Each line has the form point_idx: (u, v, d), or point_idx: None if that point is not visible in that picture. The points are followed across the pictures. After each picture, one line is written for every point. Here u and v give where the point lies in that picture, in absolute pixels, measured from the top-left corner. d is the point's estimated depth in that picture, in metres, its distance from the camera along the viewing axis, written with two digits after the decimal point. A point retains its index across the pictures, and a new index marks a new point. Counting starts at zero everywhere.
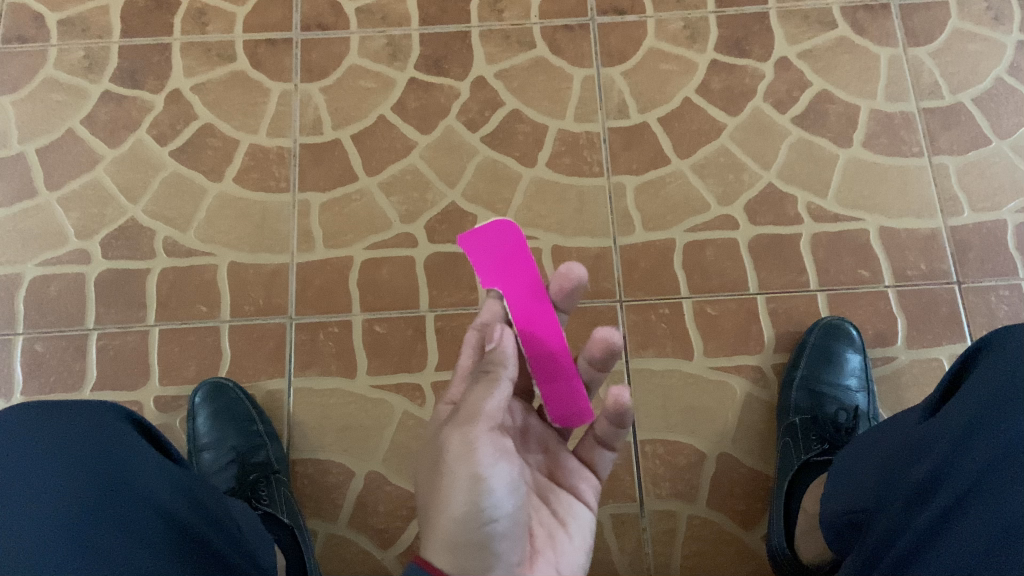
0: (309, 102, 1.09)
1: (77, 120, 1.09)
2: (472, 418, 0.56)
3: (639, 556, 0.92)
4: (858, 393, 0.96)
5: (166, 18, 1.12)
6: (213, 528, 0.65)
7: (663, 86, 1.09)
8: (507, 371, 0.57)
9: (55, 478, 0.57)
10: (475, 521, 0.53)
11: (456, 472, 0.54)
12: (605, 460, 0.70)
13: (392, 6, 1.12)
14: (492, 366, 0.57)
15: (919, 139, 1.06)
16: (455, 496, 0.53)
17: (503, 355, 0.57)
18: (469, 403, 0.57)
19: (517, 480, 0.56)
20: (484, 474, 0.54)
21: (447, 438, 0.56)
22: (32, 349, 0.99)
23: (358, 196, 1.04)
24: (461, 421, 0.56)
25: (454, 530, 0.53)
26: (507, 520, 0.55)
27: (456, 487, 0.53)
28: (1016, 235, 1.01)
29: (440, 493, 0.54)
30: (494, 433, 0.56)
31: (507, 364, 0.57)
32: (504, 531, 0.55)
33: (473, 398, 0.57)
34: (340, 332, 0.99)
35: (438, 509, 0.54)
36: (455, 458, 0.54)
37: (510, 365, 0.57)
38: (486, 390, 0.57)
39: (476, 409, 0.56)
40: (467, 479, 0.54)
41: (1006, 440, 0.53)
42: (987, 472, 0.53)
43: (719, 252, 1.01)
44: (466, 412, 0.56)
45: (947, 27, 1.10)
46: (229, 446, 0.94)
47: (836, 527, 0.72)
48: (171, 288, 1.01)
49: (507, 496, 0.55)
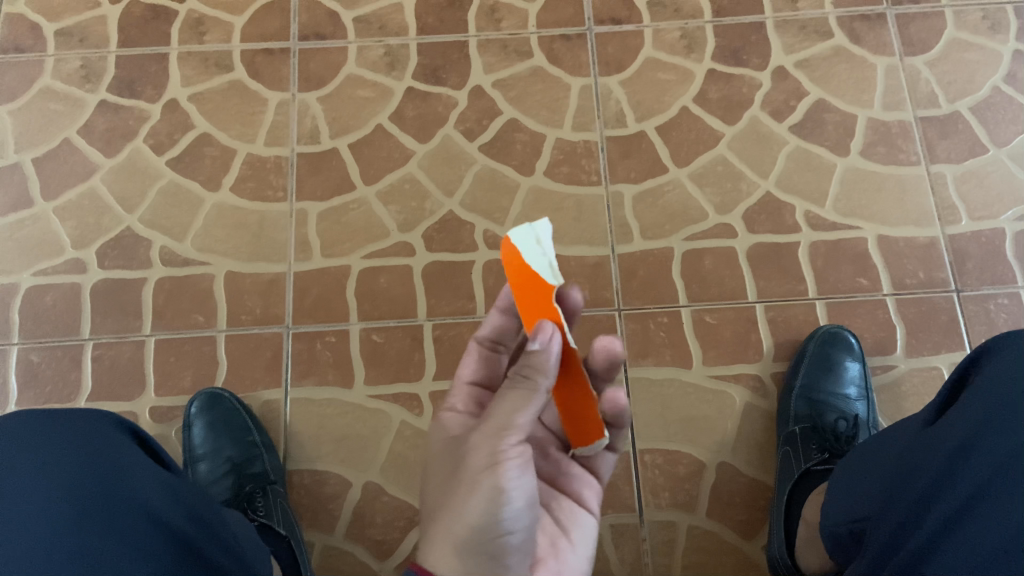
0: (307, 111, 1.08)
1: (75, 130, 1.08)
2: (502, 430, 0.55)
3: (639, 567, 0.91)
4: (858, 402, 0.95)
5: (164, 28, 1.13)
6: (212, 538, 0.64)
7: (661, 95, 1.09)
8: (546, 382, 0.53)
9: (46, 486, 0.56)
10: (489, 531, 0.54)
11: (479, 481, 0.54)
12: (608, 462, 0.67)
13: (390, 16, 1.12)
14: (530, 374, 0.53)
15: (917, 148, 1.06)
16: (473, 507, 0.54)
17: (544, 365, 0.51)
18: (500, 412, 0.55)
19: (535, 493, 0.57)
20: (506, 486, 0.54)
21: (475, 447, 0.56)
22: (27, 359, 0.98)
23: (356, 205, 1.04)
24: (489, 430, 0.55)
25: (466, 537, 0.54)
26: (521, 531, 0.56)
27: (475, 498, 0.54)
28: (1014, 244, 1.01)
29: (456, 500, 0.55)
30: (522, 446, 0.56)
31: (547, 374, 0.52)
32: (517, 543, 0.56)
33: (503, 408, 0.55)
34: (338, 341, 0.99)
35: (453, 516, 0.54)
36: (479, 468, 0.55)
37: (550, 376, 0.52)
38: (521, 401, 0.54)
39: (507, 421, 0.55)
40: (489, 489, 0.54)
41: (1015, 443, 0.52)
42: (996, 476, 0.52)
43: (717, 260, 1.01)
44: (497, 422, 0.55)
45: (943, 37, 1.10)
46: (226, 456, 0.94)
47: (836, 536, 0.71)
48: (168, 298, 1.01)
49: (525, 509, 0.56)
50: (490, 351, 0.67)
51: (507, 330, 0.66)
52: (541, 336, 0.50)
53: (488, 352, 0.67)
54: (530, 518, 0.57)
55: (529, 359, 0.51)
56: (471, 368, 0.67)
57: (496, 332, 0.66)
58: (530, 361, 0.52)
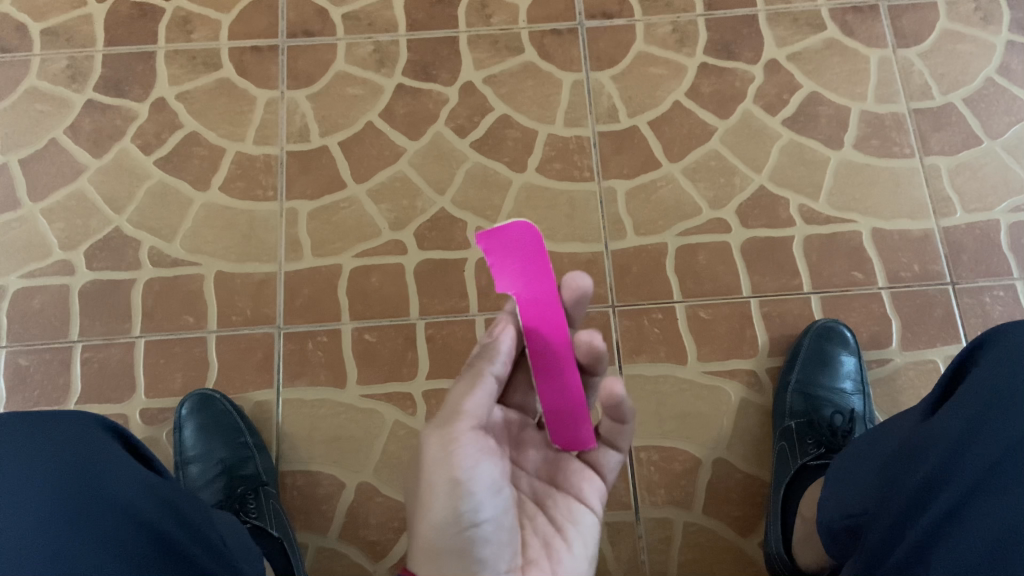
0: (296, 109, 1.08)
1: (61, 130, 1.07)
2: (453, 419, 0.55)
3: (635, 564, 0.91)
4: (853, 396, 0.95)
5: (151, 27, 1.11)
6: (198, 541, 0.63)
7: (652, 90, 1.08)
8: (492, 367, 0.57)
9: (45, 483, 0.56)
10: (456, 524, 0.54)
11: (435, 478, 0.54)
12: (611, 461, 0.65)
13: (379, 13, 1.11)
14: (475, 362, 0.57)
15: (910, 140, 1.05)
16: (435, 502, 0.54)
17: (493, 352, 0.57)
18: (450, 402, 0.56)
19: (500, 482, 0.56)
20: (463, 476, 0.54)
21: (427, 440, 0.55)
22: (16, 363, 0.97)
23: (347, 204, 1.03)
24: (440, 422, 0.55)
25: (436, 535, 0.54)
26: (492, 520, 0.55)
27: (435, 492, 0.53)
28: (1009, 236, 1.00)
29: (421, 500, 0.54)
30: (478, 432, 0.55)
31: (494, 360, 0.57)
32: (489, 533, 0.55)
33: (453, 397, 0.56)
34: (329, 342, 0.98)
35: (421, 516, 0.54)
36: (433, 460, 0.54)
37: (496, 361, 0.57)
38: (469, 386, 0.56)
39: (456, 409, 0.56)
40: (446, 484, 0.53)
41: (1008, 442, 0.52)
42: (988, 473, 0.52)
43: (711, 256, 1.01)
44: (447, 411, 0.56)
45: (936, 29, 1.10)
46: (217, 459, 0.93)
47: (832, 531, 0.70)
48: (157, 299, 1.00)
49: (490, 498, 0.55)
50: None
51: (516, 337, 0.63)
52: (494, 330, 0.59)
53: None
54: (498, 506, 0.56)
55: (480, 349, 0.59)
56: None
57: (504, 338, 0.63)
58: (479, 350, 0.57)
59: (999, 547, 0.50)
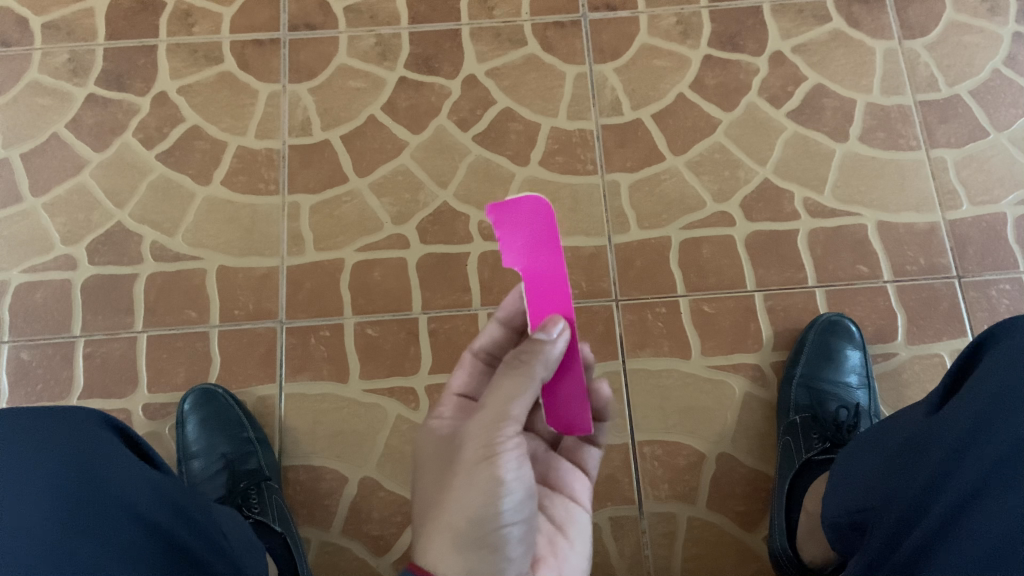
0: (298, 103, 1.07)
1: (62, 124, 1.07)
2: (500, 421, 0.54)
3: (638, 558, 0.90)
4: (858, 390, 0.94)
5: (152, 20, 1.11)
6: (198, 537, 0.62)
7: (656, 83, 1.07)
8: (540, 372, 0.53)
9: (45, 475, 0.56)
10: (491, 525, 0.52)
11: (475, 473, 0.53)
12: (592, 457, 0.67)
13: (381, 5, 1.11)
14: (522, 362, 0.53)
15: (917, 132, 1.05)
16: (473, 499, 0.52)
17: (544, 356, 0.52)
18: (496, 401, 0.54)
19: (534, 486, 0.55)
20: (505, 477, 0.53)
21: (471, 438, 0.54)
22: (18, 357, 0.97)
23: (349, 197, 1.03)
24: (486, 420, 0.54)
25: (467, 532, 0.52)
26: (521, 524, 0.54)
27: (475, 489, 0.52)
28: (1016, 228, 1.00)
29: (453, 493, 0.53)
30: (520, 438, 0.54)
31: (542, 366, 0.53)
32: (517, 537, 0.54)
33: (498, 396, 0.54)
34: (332, 336, 0.97)
35: (450, 511, 0.52)
36: (477, 459, 0.53)
37: (549, 367, 0.53)
38: (516, 388, 0.53)
39: (503, 411, 0.54)
40: (487, 482, 0.52)
41: (1007, 444, 0.51)
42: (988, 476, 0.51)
43: (715, 249, 1.00)
44: (493, 412, 0.54)
45: (943, 20, 1.09)
46: (220, 453, 0.93)
47: (838, 525, 0.70)
48: (159, 294, 0.99)
49: (524, 501, 0.54)
50: (485, 366, 0.65)
51: (505, 348, 0.65)
52: (550, 328, 0.52)
53: (483, 366, 0.65)
54: (530, 511, 0.55)
55: (533, 346, 0.52)
56: (460, 379, 0.65)
57: (493, 346, 0.65)
58: (531, 349, 0.52)
59: (996, 554, 0.49)
